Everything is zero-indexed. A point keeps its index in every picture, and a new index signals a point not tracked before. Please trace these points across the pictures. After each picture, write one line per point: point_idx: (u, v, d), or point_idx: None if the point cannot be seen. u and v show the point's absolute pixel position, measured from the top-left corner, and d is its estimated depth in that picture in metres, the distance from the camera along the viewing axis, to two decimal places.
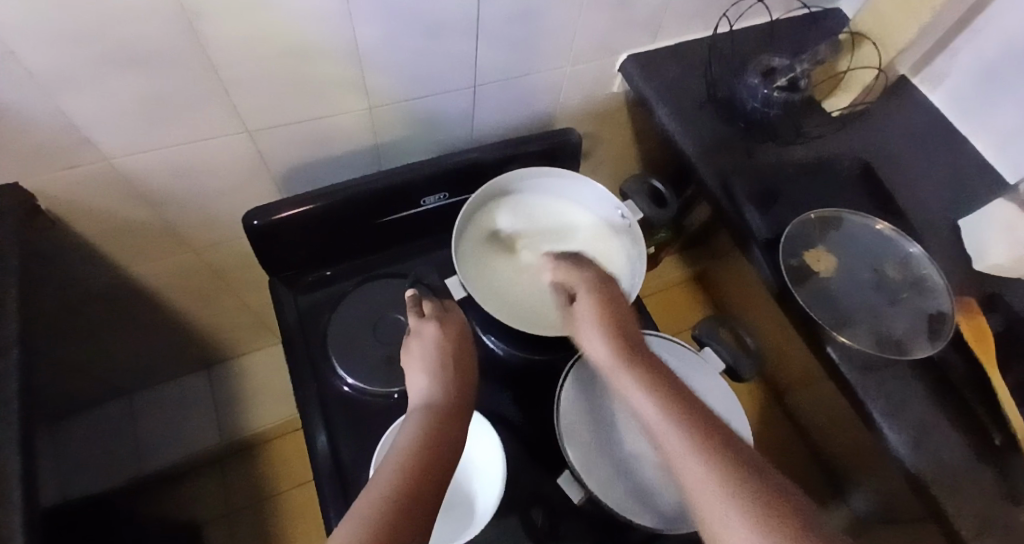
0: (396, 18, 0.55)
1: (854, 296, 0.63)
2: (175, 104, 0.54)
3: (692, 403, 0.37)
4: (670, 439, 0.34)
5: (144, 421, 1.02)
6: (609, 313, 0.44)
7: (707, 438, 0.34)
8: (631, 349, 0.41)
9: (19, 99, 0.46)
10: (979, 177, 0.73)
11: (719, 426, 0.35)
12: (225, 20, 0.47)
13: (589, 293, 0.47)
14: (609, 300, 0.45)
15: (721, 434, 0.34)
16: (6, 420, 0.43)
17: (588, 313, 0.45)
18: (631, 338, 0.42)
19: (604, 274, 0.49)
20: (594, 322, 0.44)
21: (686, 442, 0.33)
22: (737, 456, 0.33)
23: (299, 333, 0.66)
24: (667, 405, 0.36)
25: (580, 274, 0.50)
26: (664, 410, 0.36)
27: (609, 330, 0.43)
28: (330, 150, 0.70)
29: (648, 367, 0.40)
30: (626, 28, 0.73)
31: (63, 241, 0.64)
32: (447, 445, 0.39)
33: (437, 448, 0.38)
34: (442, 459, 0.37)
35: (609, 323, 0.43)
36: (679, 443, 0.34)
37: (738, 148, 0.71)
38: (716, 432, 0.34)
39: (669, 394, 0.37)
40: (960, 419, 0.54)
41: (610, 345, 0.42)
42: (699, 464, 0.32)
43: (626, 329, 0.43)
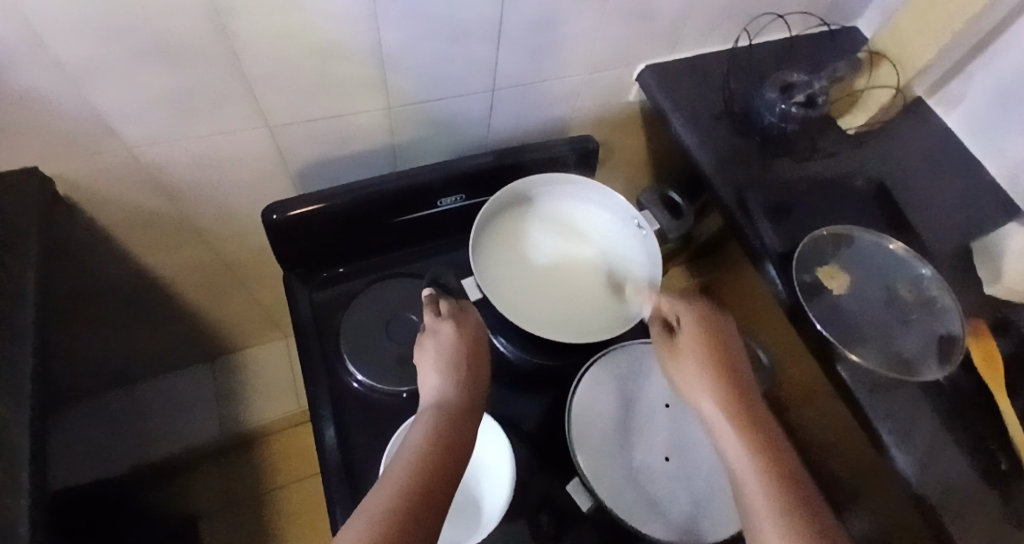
0: (422, 20, 0.56)
1: (866, 314, 0.63)
2: (199, 97, 0.55)
3: (784, 461, 0.40)
4: (752, 486, 0.39)
5: (149, 413, 1.01)
6: (715, 355, 0.48)
7: (790, 492, 0.37)
8: (732, 393, 0.45)
9: (48, 87, 0.47)
10: (991, 200, 0.73)
11: (808, 487, 0.39)
12: (255, 18, 0.48)
13: (695, 325, 0.51)
14: (715, 340, 0.50)
15: (807, 492, 0.38)
16: (20, 403, 0.43)
17: (692, 346, 0.50)
18: (735, 383, 0.46)
19: (712, 308, 0.53)
20: (698, 358, 0.48)
21: (766, 493, 0.37)
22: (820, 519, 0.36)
23: (311, 328, 0.66)
24: (760, 455, 0.40)
25: (684, 304, 0.54)
26: (753, 459, 0.40)
27: (712, 370, 0.47)
28: (348, 148, 0.71)
29: (744, 414, 0.44)
30: (647, 39, 0.73)
31: (81, 228, 0.64)
32: (459, 447, 0.39)
33: (449, 450, 0.38)
34: (452, 461, 0.38)
35: (712, 363, 0.48)
36: (759, 494, 0.38)
37: (753, 163, 0.71)
38: (803, 492, 0.38)
39: (762, 445, 0.41)
40: (968, 443, 0.54)
41: (709, 386, 0.46)
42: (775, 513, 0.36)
43: (732, 373, 0.47)
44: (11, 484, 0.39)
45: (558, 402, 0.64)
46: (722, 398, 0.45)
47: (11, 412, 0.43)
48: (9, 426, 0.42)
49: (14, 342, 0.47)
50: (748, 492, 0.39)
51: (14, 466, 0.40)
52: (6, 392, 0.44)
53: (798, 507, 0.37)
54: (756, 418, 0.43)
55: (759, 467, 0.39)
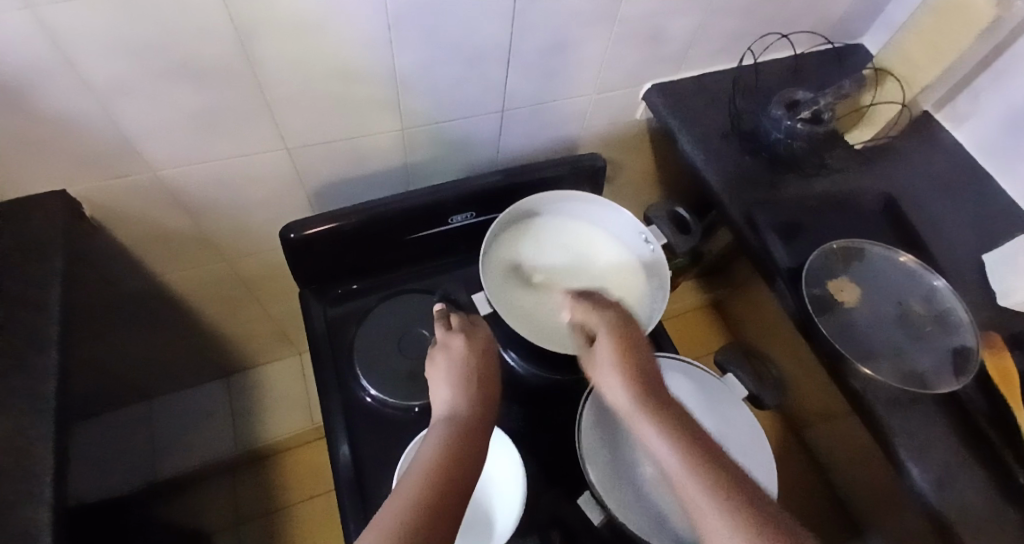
0: (434, 44, 0.58)
1: (878, 329, 0.63)
2: (223, 119, 0.57)
3: (714, 452, 0.37)
4: (686, 483, 0.34)
5: (164, 425, 1.04)
6: (627, 356, 0.44)
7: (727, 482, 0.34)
8: (650, 392, 0.41)
9: (80, 108, 0.49)
10: (1004, 215, 0.73)
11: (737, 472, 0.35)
12: (276, 42, 0.50)
13: (610, 334, 0.47)
14: (629, 343, 0.45)
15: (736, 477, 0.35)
16: (43, 415, 0.45)
17: (610, 356, 0.44)
18: (650, 382, 0.42)
19: (623, 312, 0.50)
20: (611, 362, 0.44)
21: (701, 484, 0.34)
22: (753, 500, 0.33)
23: (325, 344, 0.67)
24: (688, 448, 0.36)
25: (601, 315, 0.50)
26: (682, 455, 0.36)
27: (631, 374, 0.42)
28: (363, 168, 0.73)
29: (665, 409, 0.40)
30: (654, 60, 0.75)
31: (105, 246, 0.67)
32: (471, 458, 0.39)
33: (461, 460, 0.38)
34: (464, 472, 0.38)
35: (629, 365, 0.43)
36: (694, 486, 0.34)
37: (761, 179, 0.72)
38: (735, 477, 0.35)
39: (686, 435, 0.37)
40: (985, 459, 0.53)
41: (630, 391, 0.41)
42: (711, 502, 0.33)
43: (645, 369, 0.43)
44: (33, 493, 0.40)
45: (569, 418, 0.64)
46: (640, 397, 0.41)
47: (35, 423, 0.44)
48: (32, 437, 0.43)
49: (39, 355, 0.48)
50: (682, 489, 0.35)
51: (36, 476, 0.41)
52: (31, 404, 0.45)
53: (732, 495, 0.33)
54: (672, 408, 0.40)
55: (687, 460, 0.35)
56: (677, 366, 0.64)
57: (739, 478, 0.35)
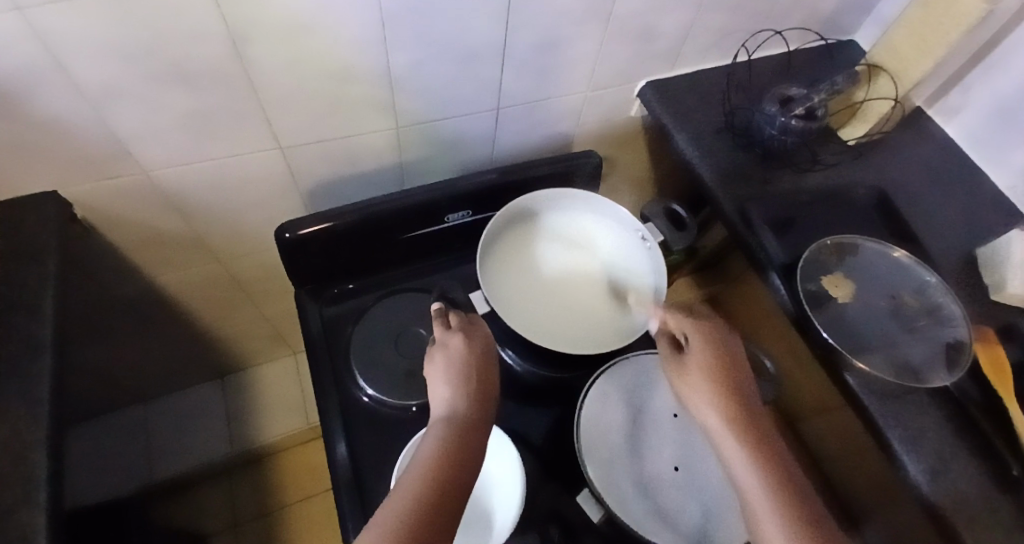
0: (429, 43, 0.58)
1: (872, 324, 0.63)
2: (218, 120, 0.56)
3: (794, 478, 0.43)
4: (759, 501, 0.42)
5: (160, 428, 1.02)
6: (720, 372, 0.49)
7: (799, 507, 0.41)
8: (740, 413, 0.47)
9: (71, 111, 0.49)
10: (995, 208, 0.74)
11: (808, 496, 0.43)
12: (270, 43, 0.50)
13: (704, 345, 0.52)
14: (719, 360, 0.51)
15: (806, 501, 0.42)
16: (38, 420, 0.44)
17: (703, 369, 0.50)
18: (741, 401, 0.48)
19: (714, 322, 0.54)
20: (704, 376, 0.50)
21: (774, 505, 0.41)
22: (817, 522, 0.40)
23: (321, 343, 0.67)
24: (770, 474, 0.43)
25: (693, 323, 0.54)
26: (763, 478, 0.43)
27: (723, 393, 0.48)
28: (357, 167, 0.72)
29: (751, 432, 0.46)
30: (647, 57, 0.75)
31: (98, 249, 0.66)
32: (467, 461, 0.39)
33: (457, 464, 0.38)
34: (459, 476, 0.38)
35: (722, 385, 0.49)
36: (767, 506, 0.41)
37: (756, 175, 0.72)
38: (805, 501, 0.42)
39: (765, 455, 0.44)
40: (979, 450, 0.54)
41: (721, 411, 0.47)
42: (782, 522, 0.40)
43: (737, 386, 0.49)
44: (29, 499, 0.40)
45: (567, 414, 0.64)
46: (731, 418, 0.46)
47: (29, 428, 0.44)
48: (27, 442, 0.43)
49: (34, 359, 0.48)
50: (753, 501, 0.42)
51: (32, 481, 0.41)
52: (27, 408, 0.45)
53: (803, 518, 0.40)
54: (761, 432, 0.46)
55: (769, 482, 0.42)
56: None
57: (807, 501, 0.42)
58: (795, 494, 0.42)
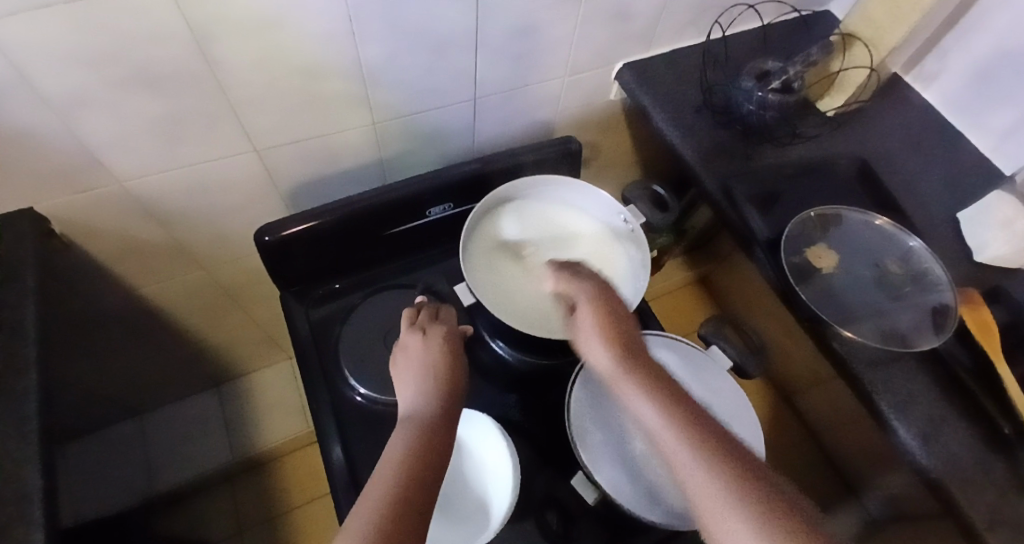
0: (399, 36, 0.57)
1: (858, 292, 0.64)
2: (190, 124, 0.56)
3: (688, 405, 0.38)
4: (672, 444, 0.36)
5: (159, 439, 1.03)
6: (611, 324, 0.44)
7: (704, 435, 0.36)
8: (633, 359, 0.42)
9: (38, 124, 0.48)
10: (976, 171, 0.74)
11: (743, 456, 0.35)
12: (235, 43, 0.49)
13: (591, 303, 0.47)
14: (610, 313, 0.45)
15: (737, 454, 0.35)
16: (27, 437, 0.44)
17: (593, 326, 0.45)
18: (636, 351, 0.43)
19: (600, 282, 0.50)
20: (595, 332, 0.44)
21: (686, 445, 0.35)
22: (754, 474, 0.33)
23: (310, 345, 0.67)
24: (669, 409, 0.38)
25: (580, 285, 0.50)
26: (661, 411, 0.38)
27: (615, 343, 0.43)
28: (337, 166, 0.72)
29: (644, 371, 0.41)
30: (622, 39, 0.74)
31: (79, 263, 0.65)
32: (440, 449, 0.40)
33: (430, 452, 0.39)
34: (432, 462, 0.38)
35: (614, 338, 0.43)
36: (688, 458, 0.34)
37: (736, 151, 0.72)
38: (738, 459, 0.34)
39: (668, 398, 0.38)
40: (967, 412, 0.55)
41: (616, 361, 0.42)
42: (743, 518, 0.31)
43: (627, 336, 0.44)
44: (24, 517, 0.40)
45: (560, 401, 0.64)
46: (626, 367, 0.41)
47: (19, 447, 0.43)
48: (19, 460, 0.43)
49: (18, 378, 0.47)
50: (685, 473, 0.34)
51: (23, 500, 0.41)
52: (14, 427, 0.45)
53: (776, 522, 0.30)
54: (650, 368, 0.41)
55: (666, 418, 0.37)
56: (664, 342, 0.64)
57: (756, 472, 0.33)
58: (695, 420, 0.37)
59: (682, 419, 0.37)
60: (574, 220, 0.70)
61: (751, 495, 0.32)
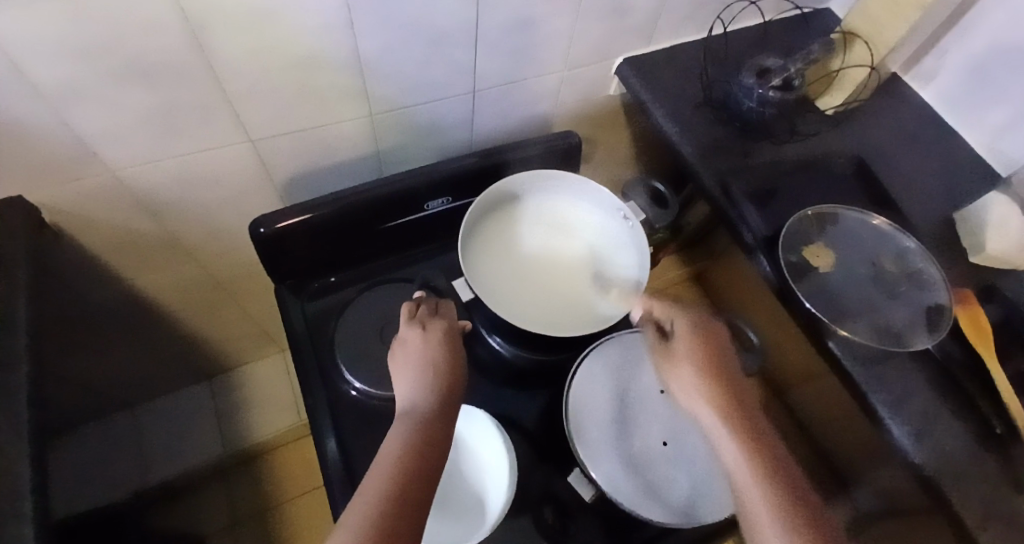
0: (399, 27, 0.56)
1: (854, 291, 0.64)
2: (183, 114, 0.55)
3: (774, 453, 0.42)
4: (749, 486, 0.40)
5: (151, 432, 1.02)
6: (710, 358, 0.48)
7: (784, 485, 0.40)
8: (726, 397, 0.46)
9: (28, 112, 0.47)
10: (971, 171, 0.74)
11: (817, 514, 0.39)
12: (231, 32, 0.48)
13: (692, 331, 0.50)
14: (711, 348, 0.49)
15: (813, 509, 0.39)
16: (18, 432, 0.43)
17: (689, 358, 0.49)
18: (731, 389, 0.46)
19: (696, 308, 0.52)
20: (690, 363, 0.48)
21: (762, 492, 0.39)
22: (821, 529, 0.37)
23: (305, 338, 0.66)
24: (754, 456, 0.42)
25: (674, 310, 0.53)
26: (747, 456, 0.42)
27: (711, 381, 0.47)
28: (333, 158, 0.71)
29: (736, 412, 0.45)
30: (622, 33, 0.74)
31: (70, 254, 0.64)
32: (436, 449, 0.39)
33: (426, 453, 0.38)
34: (428, 462, 0.38)
35: (711, 377, 0.47)
36: (761, 504, 0.39)
37: (734, 148, 0.72)
38: (811, 514, 0.38)
39: (753, 443, 0.43)
40: (961, 410, 0.55)
41: (706, 396, 0.46)
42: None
43: (724, 371, 0.47)
44: (15, 513, 0.39)
45: (556, 396, 0.64)
46: (719, 406, 0.45)
47: (9, 442, 0.43)
48: (9, 455, 0.42)
49: (7, 371, 0.46)
50: (754, 515, 0.39)
51: (14, 496, 0.40)
52: (4, 421, 0.44)
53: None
54: (742, 409, 0.45)
55: (751, 461, 0.42)
56: None
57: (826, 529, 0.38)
58: (777, 469, 0.41)
59: (764, 466, 0.41)
60: (575, 207, 0.69)
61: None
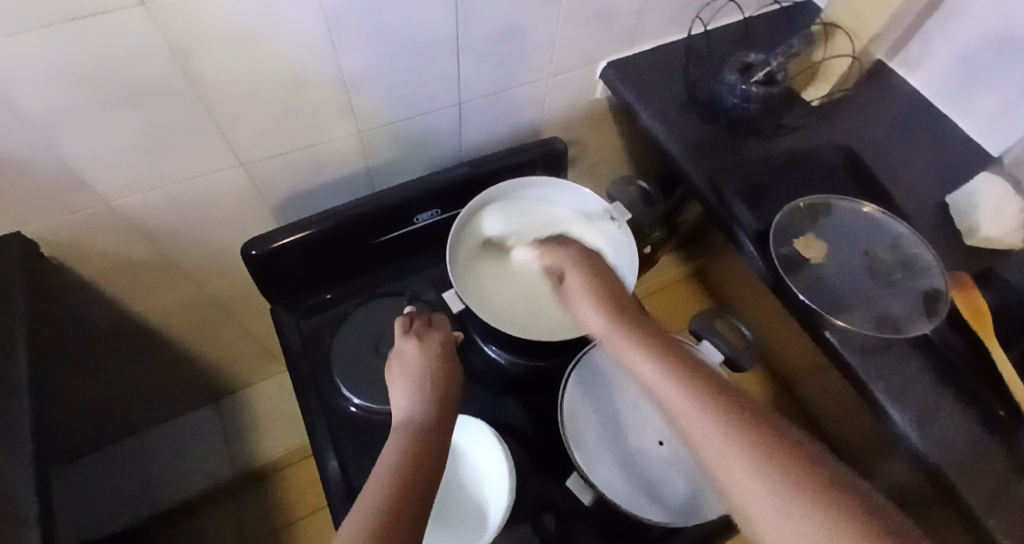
0: (381, 43, 0.57)
1: (850, 280, 0.64)
2: (174, 141, 0.56)
3: (656, 331, 0.42)
4: (680, 405, 0.35)
5: (159, 455, 1.03)
6: (588, 276, 0.49)
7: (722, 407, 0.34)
8: (605, 296, 0.47)
9: (21, 144, 0.48)
10: (962, 154, 0.74)
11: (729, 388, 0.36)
12: (216, 58, 0.49)
13: (573, 264, 0.51)
14: (588, 267, 0.51)
15: (735, 392, 0.35)
16: (20, 460, 0.44)
17: (576, 284, 0.49)
18: (608, 292, 0.47)
19: (586, 252, 0.53)
20: (578, 289, 0.49)
21: (695, 405, 0.34)
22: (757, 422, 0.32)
23: (303, 357, 0.67)
24: (664, 369, 0.38)
25: (563, 253, 0.55)
26: (655, 361, 0.38)
27: (592, 291, 0.48)
28: (324, 176, 0.72)
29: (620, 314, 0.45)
30: (604, 37, 0.74)
31: (70, 283, 0.65)
32: (434, 457, 0.39)
33: (423, 461, 0.38)
34: (426, 469, 0.38)
35: (589, 287, 0.48)
36: (691, 413, 0.34)
37: (722, 145, 0.72)
38: (755, 418, 0.33)
39: (665, 355, 0.39)
40: (964, 397, 0.55)
41: (594, 308, 0.46)
42: (711, 439, 0.32)
43: (602, 282, 0.49)
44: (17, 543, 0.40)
45: (554, 404, 0.64)
46: (598, 306, 0.46)
47: (12, 470, 0.43)
48: (12, 483, 0.43)
49: (10, 401, 0.47)
50: (717, 464, 0.32)
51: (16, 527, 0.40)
52: (7, 451, 0.44)
53: (822, 496, 0.28)
54: (629, 313, 0.45)
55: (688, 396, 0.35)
56: None
57: (740, 398, 0.34)
58: (670, 353, 0.39)
59: (662, 356, 0.39)
60: (564, 211, 0.70)
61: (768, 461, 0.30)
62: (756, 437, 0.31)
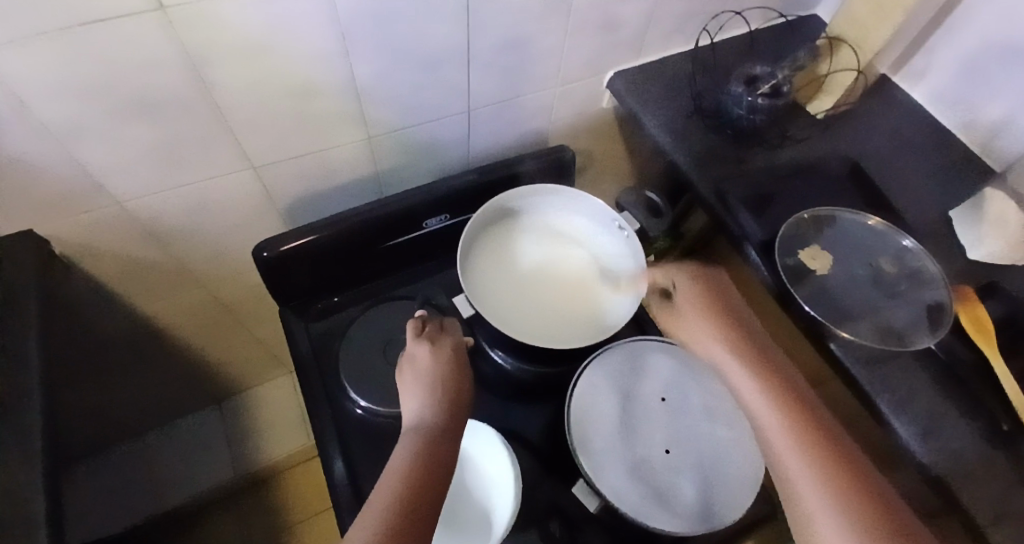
0: (391, 52, 0.58)
1: (854, 292, 0.64)
2: (187, 146, 0.57)
3: (773, 359, 0.49)
4: (774, 431, 0.43)
5: (161, 457, 1.02)
6: (710, 296, 0.55)
7: (816, 436, 0.41)
8: (723, 318, 0.53)
9: (38, 148, 0.48)
10: (966, 167, 0.75)
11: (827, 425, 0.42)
12: (231, 67, 0.50)
13: (692, 280, 0.57)
14: (708, 286, 0.56)
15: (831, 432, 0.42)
16: (33, 460, 0.44)
17: (691, 300, 0.55)
18: (728, 313, 0.53)
19: (701, 268, 0.58)
20: (692, 305, 0.55)
21: (788, 434, 0.42)
22: (845, 459, 0.40)
23: (311, 359, 0.67)
24: (772, 398, 0.45)
25: (674, 267, 0.60)
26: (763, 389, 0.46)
27: (711, 310, 0.54)
28: (334, 181, 0.73)
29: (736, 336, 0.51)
30: (612, 47, 0.75)
31: (81, 284, 0.66)
32: (442, 464, 0.39)
33: (432, 468, 0.38)
34: (435, 476, 0.38)
35: (709, 306, 0.54)
36: (782, 441, 0.42)
37: (728, 156, 0.73)
38: (844, 455, 0.40)
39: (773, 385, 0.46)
40: (969, 409, 0.55)
41: (710, 327, 0.53)
42: (798, 463, 0.40)
43: (723, 304, 0.54)
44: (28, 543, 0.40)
45: (559, 410, 0.65)
46: (718, 325, 0.52)
47: (23, 471, 0.43)
48: (23, 483, 0.43)
49: (23, 402, 0.48)
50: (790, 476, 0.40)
51: (27, 527, 0.41)
52: (19, 451, 0.45)
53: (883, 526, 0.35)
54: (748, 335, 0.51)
55: (788, 421, 0.43)
56: (662, 347, 0.65)
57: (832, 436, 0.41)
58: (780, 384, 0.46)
59: (771, 387, 0.46)
60: (570, 219, 0.71)
61: (850, 484, 0.37)
62: (838, 474, 0.38)
